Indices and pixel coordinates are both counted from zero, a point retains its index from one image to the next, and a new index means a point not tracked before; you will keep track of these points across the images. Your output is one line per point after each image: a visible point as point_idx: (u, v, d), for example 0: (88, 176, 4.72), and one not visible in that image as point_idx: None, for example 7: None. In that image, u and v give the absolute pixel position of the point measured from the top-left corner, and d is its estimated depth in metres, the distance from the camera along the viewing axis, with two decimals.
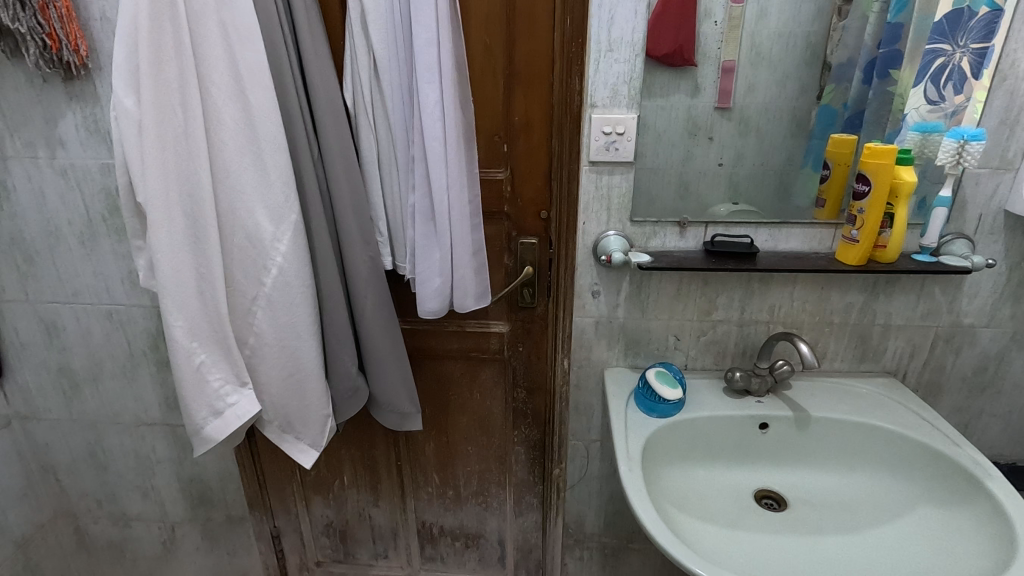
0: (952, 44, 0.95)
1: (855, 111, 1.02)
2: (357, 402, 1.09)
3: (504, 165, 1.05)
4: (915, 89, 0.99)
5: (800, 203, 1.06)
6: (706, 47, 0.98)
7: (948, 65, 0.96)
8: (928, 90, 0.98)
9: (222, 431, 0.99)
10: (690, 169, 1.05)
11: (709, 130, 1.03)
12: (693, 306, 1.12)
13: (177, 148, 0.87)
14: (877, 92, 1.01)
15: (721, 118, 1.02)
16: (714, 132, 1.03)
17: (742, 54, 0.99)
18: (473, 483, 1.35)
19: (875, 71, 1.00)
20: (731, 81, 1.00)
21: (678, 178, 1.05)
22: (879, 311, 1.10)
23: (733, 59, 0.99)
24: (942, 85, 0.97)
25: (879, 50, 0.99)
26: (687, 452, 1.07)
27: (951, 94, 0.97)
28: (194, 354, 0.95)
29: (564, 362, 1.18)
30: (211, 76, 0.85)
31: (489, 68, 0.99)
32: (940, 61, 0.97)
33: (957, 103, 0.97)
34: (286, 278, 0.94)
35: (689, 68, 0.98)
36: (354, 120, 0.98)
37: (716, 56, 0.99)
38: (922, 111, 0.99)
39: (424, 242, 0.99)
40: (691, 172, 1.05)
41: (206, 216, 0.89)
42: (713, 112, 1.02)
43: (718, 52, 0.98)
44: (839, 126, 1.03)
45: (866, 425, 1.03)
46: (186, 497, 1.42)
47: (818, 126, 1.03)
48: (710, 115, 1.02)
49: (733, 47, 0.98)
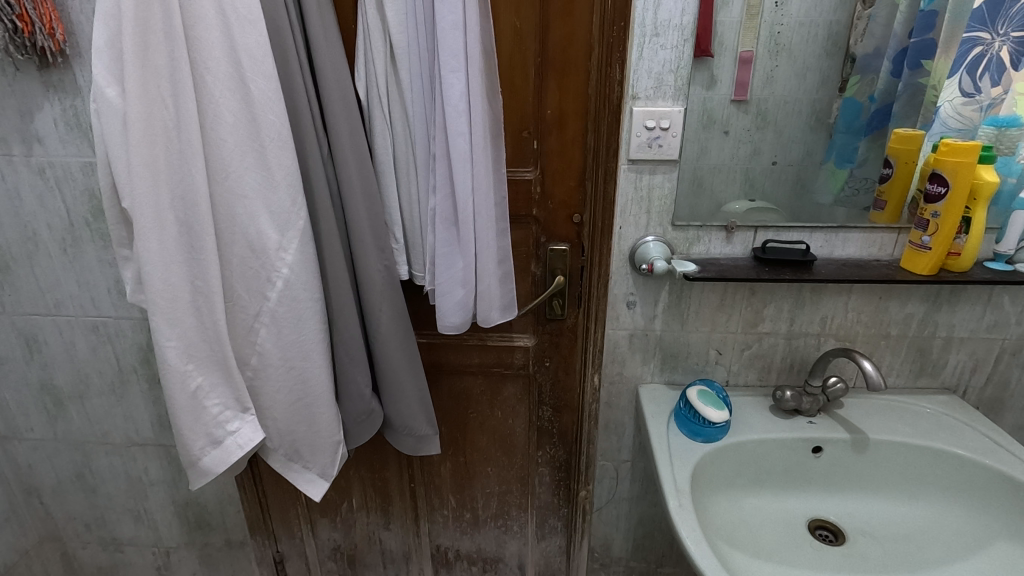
0: (991, 32, 0.87)
1: (882, 105, 0.93)
2: (370, 426, 0.99)
3: (533, 163, 0.95)
4: (950, 80, 0.90)
5: (821, 199, 0.96)
6: (723, 37, 0.87)
7: (986, 54, 0.88)
8: (964, 80, 0.90)
9: (222, 462, 0.89)
10: (739, 165, 0.94)
11: (724, 123, 0.92)
12: (738, 317, 1.02)
13: (168, 147, 0.76)
14: (908, 84, 0.92)
15: (738, 111, 0.91)
16: (731, 125, 0.92)
17: (761, 45, 0.88)
18: (492, 504, 1.25)
19: (906, 61, 0.91)
20: (748, 73, 0.89)
21: (693, 174, 0.94)
22: (941, 322, 1.00)
23: (751, 49, 0.88)
24: (980, 76, 0.89)
25: (909, 40, 0.90)
26: (733, 479, 0.97)
27: (988, 85, 0.89)
28: (189, 377, 0.85)
29: (594, 378, 1.08)
30: (206, 64, 0.74)
31: (519, 55, 0.88)
32: (978, 50, 0.88)
33: (994, 95, 0.89)
34: (292, 292, 0.83)
35: (706, 59, 0.87)
36: (367, 114, 0.88)
37: (734, 46, 0.88)
38: (957, 103, 0.90)
39: (446, 249, 0.89)
40: (707, 166, 0.94)
41: (202, 222, 0.78)
42: (730, 105, 0.91)
43: (737, 42, 0.88)
44: (864, 120, 0.94)
45: (933, 449, 0.94)
46: (182, 521, 1.32)
47: (841, 120, 0.93)
48: (727, 107, 0.91)
49: (751, 36, 0.87)
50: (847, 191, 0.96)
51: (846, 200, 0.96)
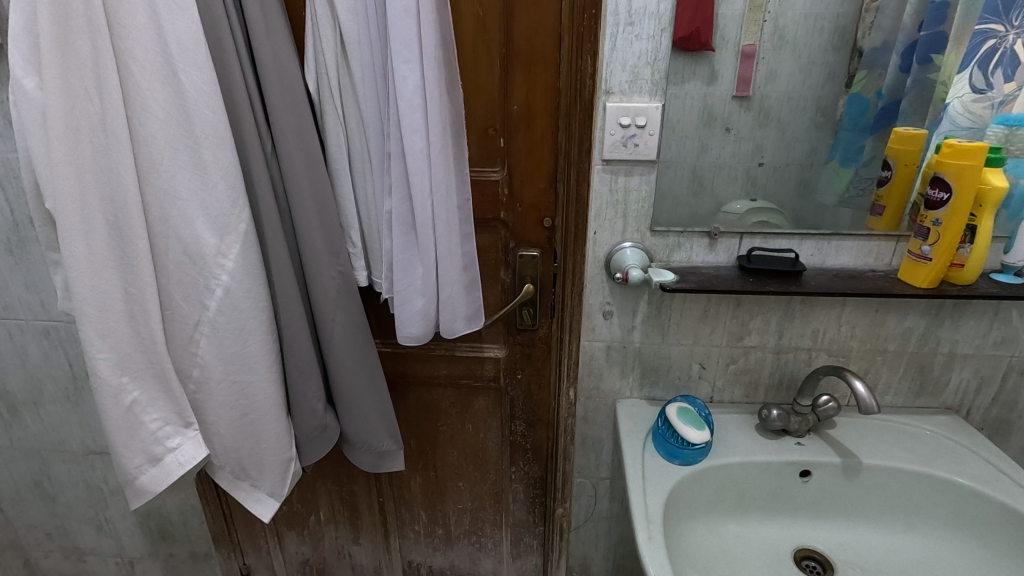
0: (1006, 23, 0.79)
1: (890, 101, 0.85)
2: (326, 441, 0.93)
3: (500, 163, 0.88)
4: (960, 75, 0.82)
5: (824, 201, 0.89)
6: (725, 29, 0.80)
7: (999, 48, 0.80)
8: (974, 76, 0.82)
9: (162, 480, 0.83)
10: (739, 163, 0.87)
11: (725, 120, 0.85)
12: (722, 329, 0.95)
13: (94, 143, 0.70)
14: (917, 79, 0.84)
15: (740, 108, 0.84)
16: (732, 123, 0.85)
17: (764, 37, 0.81)
18: (465, 521, 1.19)
19: (915, 56, 0.83)
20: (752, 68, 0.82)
21: (692, 171, 0.87)
22: (944, 338, 0.93)
23: (753, 43, 0.81)
24: (992, 72, 0.81)
25: (920, 33, 0.82)
26: (714, 503, 0.91)
27: (1001, 81, 0.81)
28: (124, 392, 0.78)
29: (570, 393, 1.02)
30: (132, 54, 0.68)
31: (483, 47, 0.81)
32: (990, 44, 0.80)
33: (1007, 91, 0.81)
34: (233, 300, 0.78)
35: (706, 53, 0.81)
36: (318, 110, 0.81)
37: (737, 40, 0.81)
38: (966, 99, 0.82)
39: (404, 256, 0.82)
40: (707, 164, 0.87)
41: (133, 226, 0.72)
42: (731, 101, 0.84)
43: (739, 35, 0.80)
44: (871, 117, 0.86)
45: (931, 476, 0.87)
46: (145, 531, 1.27)
47: (847, 117, 0.85)
48: (727, 104, 0.84)
49: (754, 30, 0.80)
50: (852, 192, 0.89)
51: (851, 201, 0.89)
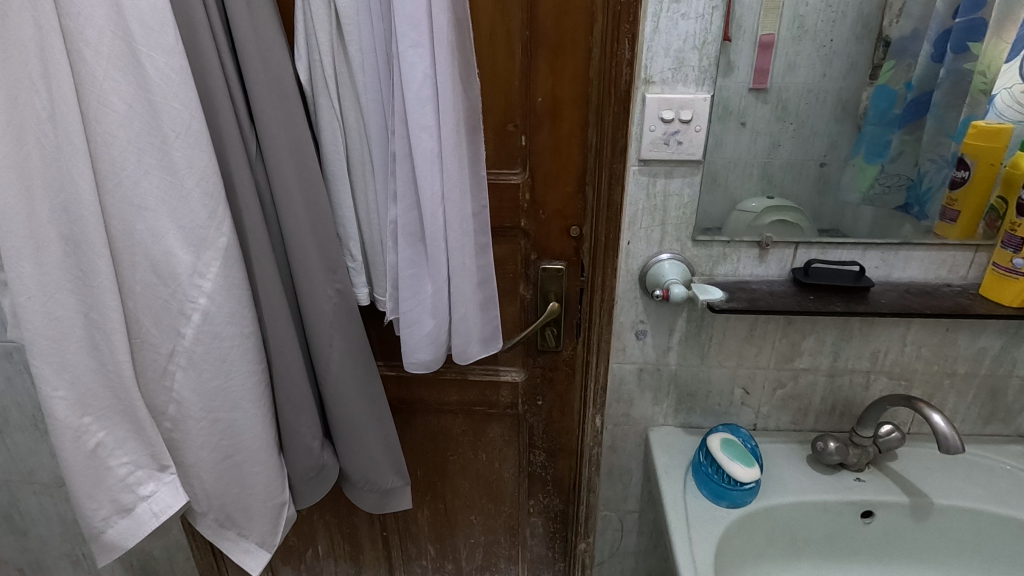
0: None
1: (920, 93, 0.75)
2: (323, 482, 0.84)
3: (520, 164, 0.77)
4: (1009, 65, 0.71)
5: (845, 198, 0.78)
6: (740, 18, 0.68)
7: None
8: None
9: (133, 533, 0.72)
10: (755, 159, 0.76)
11: (740, 113, 0.73)
12: (770, 351, 0.84)
13: (42, 143, 0.58)
14: (950, 71, 0.73)
15: (755, 101, 0.73)
16: (748, 115, 0.73)
17: (783, 26, 0.70)
18: (477, 555, 1.08)
19: (950, 44, 0.72)
20: (811, 52, 0.71)
21: (727, 171, 0.76)
22: (1021, 359, 0.82)
23: (772, 33, 0.70)
24: None
25: (954, 20, 0.71)
26: (765, 549, 0.80)
27: None
28: (87, 433, 0.67)
29: (596, 420, 0.91)
30: (83, 35, 0.56)
31: (502, 30, 0.70)
32: None
33: None
34: (212, 327, 0.67)
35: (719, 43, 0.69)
36: (311, 104, 0.70)
37: (753, 29, 0.69)
38: (1016, 91, 0.71)
39: (410, 272, 0.71)
40: (753, 163, 0.76)
41: (91, 241, 0.61)
42: (746, 95, 0.72)
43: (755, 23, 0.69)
44: (898, 110, 0.75)
45: (1013, 519, 0.76)
46: (127, 567, 1.16)
47: (873, 110, 0.75)
48: (743, 97, 0.72)
49: (772, 19, 0.69)
50: (877, 189, 0.78)
51: (875, 199, 0.78)
